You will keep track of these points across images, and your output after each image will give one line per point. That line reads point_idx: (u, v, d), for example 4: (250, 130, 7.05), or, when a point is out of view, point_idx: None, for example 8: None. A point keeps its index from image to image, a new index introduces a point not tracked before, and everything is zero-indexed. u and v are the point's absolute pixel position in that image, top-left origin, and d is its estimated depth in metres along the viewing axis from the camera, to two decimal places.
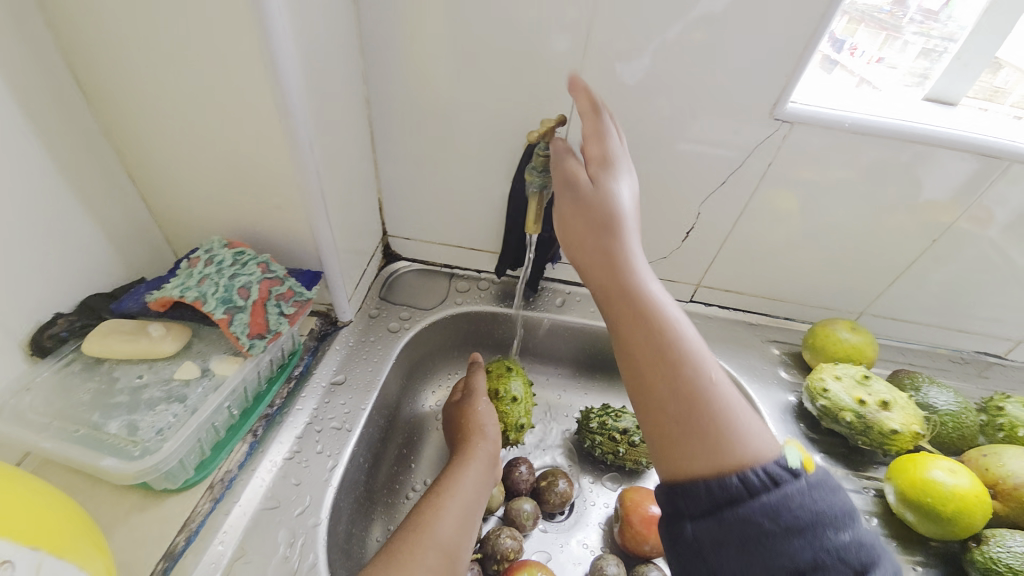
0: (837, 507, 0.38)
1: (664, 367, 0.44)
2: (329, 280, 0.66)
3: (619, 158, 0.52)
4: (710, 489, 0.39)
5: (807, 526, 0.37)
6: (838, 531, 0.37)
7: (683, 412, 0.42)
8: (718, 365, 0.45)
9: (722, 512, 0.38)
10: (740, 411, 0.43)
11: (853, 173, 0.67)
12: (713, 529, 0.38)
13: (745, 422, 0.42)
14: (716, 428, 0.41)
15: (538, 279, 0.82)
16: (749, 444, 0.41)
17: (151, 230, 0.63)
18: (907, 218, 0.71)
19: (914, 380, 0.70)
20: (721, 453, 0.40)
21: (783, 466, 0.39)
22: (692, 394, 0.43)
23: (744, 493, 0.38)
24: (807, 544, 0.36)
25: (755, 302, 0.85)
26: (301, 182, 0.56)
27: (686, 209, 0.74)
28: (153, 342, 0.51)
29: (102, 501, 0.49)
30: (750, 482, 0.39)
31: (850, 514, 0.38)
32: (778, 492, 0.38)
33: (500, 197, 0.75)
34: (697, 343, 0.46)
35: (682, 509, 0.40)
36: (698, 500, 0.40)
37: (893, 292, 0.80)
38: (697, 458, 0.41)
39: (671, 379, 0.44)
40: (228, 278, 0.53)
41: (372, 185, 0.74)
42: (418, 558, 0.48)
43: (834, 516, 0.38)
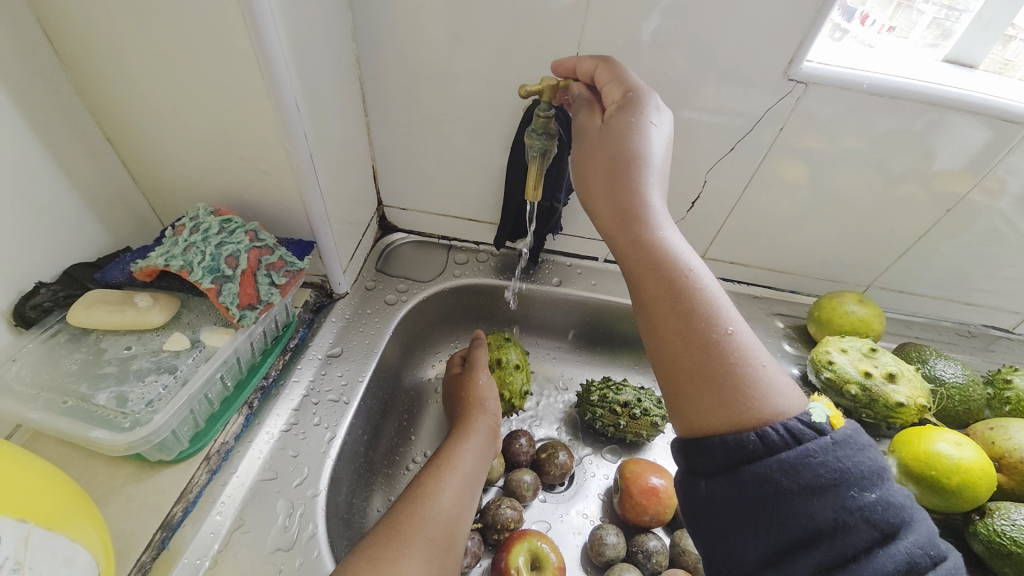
0: (863, 466, 0.37)
1: (682, 319, 0.44)
2: (322, 250, 0.64)
3: (644, 101, 0.49)
4: (725, 447, 0.39)
5: (828, 486, 0.36)
6: (863, 491, 0.36)
7: (700, 366, 0.42)
8: (739, 319, 0.44)
9: (739, 469, 0.38)
10: (759, 364, 0.42)
11: (870, 139, 0.64)
12: (729, 486, 0.38)
13: (766, 378, 0.41)
14: (735, 382, 0.41)
15: (538, 250, 0.79)
16: (768, 403, 0.40)
17: (135, 198, 0.60)
18: (923, 187, 0.68)
19: (922, 353, 0.68)
20: (738, 411, 0.40)
21: (804, 425, 0.38)
22: (709, 350, 0.42)
23: (762, 452, 0.38)
24: (828, 504, 0.36)
25: (760, 274, 0.83)
26: (289, 146, 0.53)
27: (693, 178, 0.71)
28: (140, 313, 0.50)
29: (97, 472, 0.49)
30: (768, 438, 0.38)
31: (878, 474, 0.37)
32: (798, 451, 0.37)
33: (498, 165, 0.72)
34: (718, 296, 0.45)
35: (697, 468, 0.41)
36: (714, 457, 0.39)
37: (902, 265, 0.78)
38: (714, 415, 0.40)
39: (688, 337, 0.43)
40: (215, 246, 0.50)
41: (366, 152, 0.71)
42: (419, 529, 0.48)
43: (859, 474, 0.37)
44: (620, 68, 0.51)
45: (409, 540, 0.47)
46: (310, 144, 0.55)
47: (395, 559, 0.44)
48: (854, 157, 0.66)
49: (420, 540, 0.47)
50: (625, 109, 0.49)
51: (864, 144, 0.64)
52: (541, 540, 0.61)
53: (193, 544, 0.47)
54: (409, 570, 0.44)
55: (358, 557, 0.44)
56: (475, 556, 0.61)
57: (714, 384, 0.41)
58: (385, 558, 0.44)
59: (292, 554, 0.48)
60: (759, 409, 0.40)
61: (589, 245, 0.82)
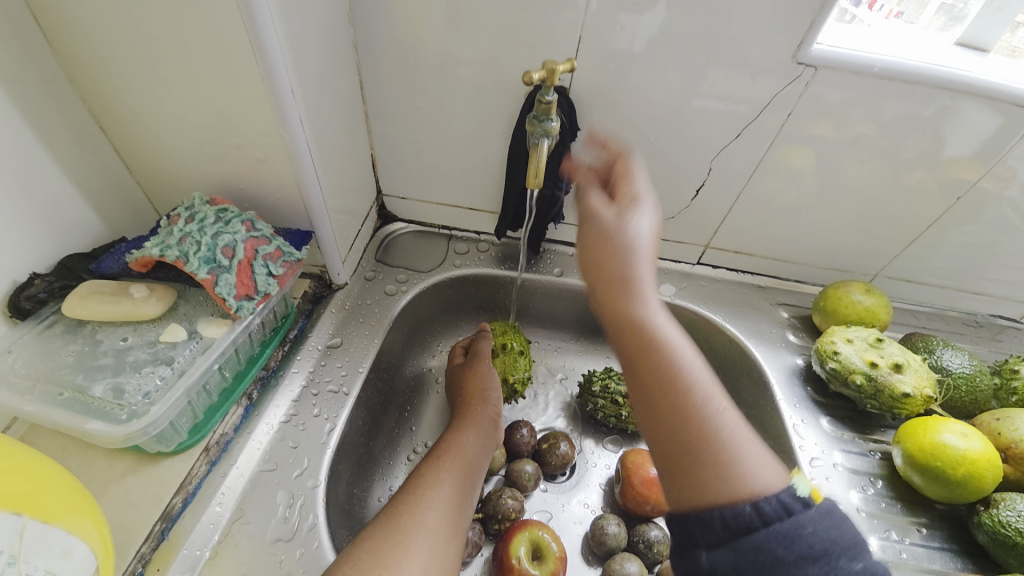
0: (849, 534, 0.38)
1: (676, 402, 0.42)
2: (320, 240, 0.63)
3: (645, 198, 0.49)
4: (723, 520, 0.38)
5: (821, 554, 0.36)
6: (851, 558, 0.36)
7: (695, 450, 0.41)
8: (726, 401, 0.43)
9: (737, 542, 0.37)
10: (749, 441, 0.41)
11: (881, 125, 0.62)
12: (727, 556, 0.37)
13: (757, 454, 0.41)
14: (727, 458, 0.40)
15: (539, 240, 0.78)
16: (763, 474, 0.39)
17: (129, 186, 0.59)
18: (934, 174, 0.66)
19: (928, 344, 0.68)
20: (737, 482, 0.39)
21: (794, 495, 0.38)
22: (703, 429, 0.41)
23: (757, 523, 0.37)
24: (823, 571, 0.35)
25: (765, 263, 0.81)
26: (285, 134, 0.52)
27: (697, 165, 0.69)
28: (136, 304, 0.49)
29: (96, 463, 0.48)
30: (763, 510, 0.38)
31: (863, 541, 0.38)
32: (790, 522, 0.37)
33: (499, 153, 0.71)
34: (706, 376, 0.44)
35: (694, 535, 0.39)
36: (711, 530, 0.38)
37: (910, 254, 0.76)
38: (710, 490, 0.39)
39: (682, 418, 0.42)
40: (211, 236, 0.49)
41: (364, 139, 0.70)
42: (420, 520, 0.48)
43: (846, 544, 0.37)
44: (633, 169, 0.52)
45: (409, 531, 0.46)
46: (306, 131, 0.54)
47: (396, 551, 0.44)
48: (863, 144, 0.64)
49: (421, 531, 0.47)
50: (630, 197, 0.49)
51: (875, 129, 0.63)
52: (542, 531, 0.61)
53: (193, 536, 0.47)
54: (411, 561, 0.44)
55: (360, 548, 0.44)
56: (476, 545, 0.62)
57: (712, 452, 0.40)
58: (387, 550, 0.44)
59: (292, 544, 0.48)
60: (756, 478, 0.39)
61: None
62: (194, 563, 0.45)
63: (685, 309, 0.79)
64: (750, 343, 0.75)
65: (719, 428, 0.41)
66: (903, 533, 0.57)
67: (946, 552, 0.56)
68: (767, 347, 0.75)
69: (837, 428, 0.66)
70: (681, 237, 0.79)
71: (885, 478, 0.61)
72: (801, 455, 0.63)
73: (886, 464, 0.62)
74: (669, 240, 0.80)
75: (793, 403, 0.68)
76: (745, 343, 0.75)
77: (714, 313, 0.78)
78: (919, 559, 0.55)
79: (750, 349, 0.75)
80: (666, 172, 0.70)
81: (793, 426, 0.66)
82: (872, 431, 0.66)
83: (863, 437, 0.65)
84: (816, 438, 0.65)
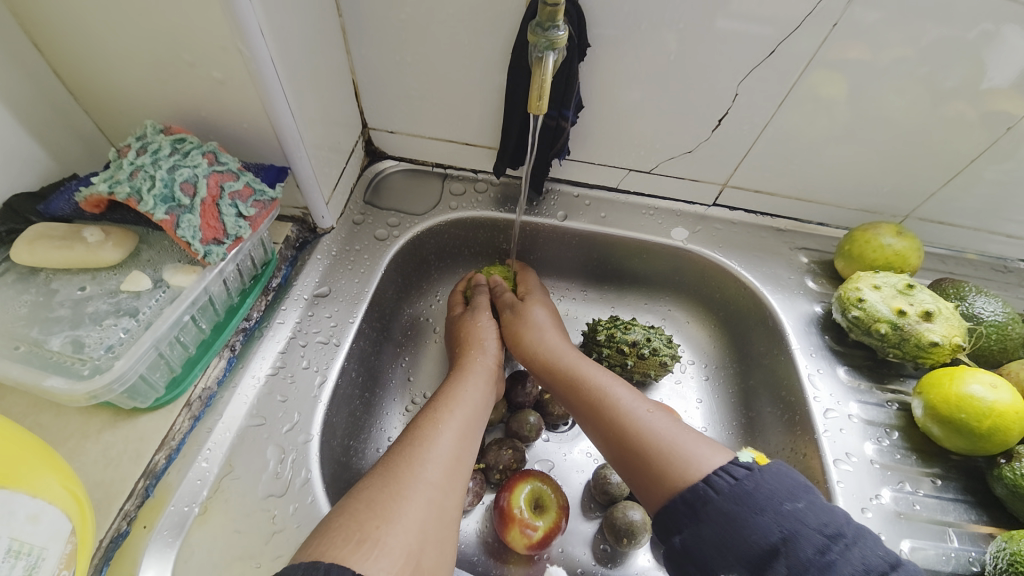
0: (788, 482, 0.42)
1: (626, 439, 0.50)
2: (298, 177, 0.57)
3: (531, 289, 0.68)
4: (682, 499, 0.43)
5: (766, 504, 0.40)
6: (793, 499, 0.40)
7: (648, 458, 0.47)
8: (649, 402, 0.52)
9: (696, 514, 0.42)
10: (682, 430, 0.48)
11: (920, 48, 0.54)
12: (693, 530, 0.42)
13: (692, 440, 0.47)
14: (673, 452, 0.46)
15: (543, 179, 0.71)
16: (708, 457, 0.45)
17: (77, 115, 0.52)
18: (979, 104, 0.58)
19: (960, 291, 0.63)
20: (686, 466, 0.45)
21: (732, 464, 0.44)
22: (640, 430, 0.49)
23: (707, 493, 0.42)
24: (773, 520, 0.40)
25: (788, 204, 0.75)
26: (244, 49, 0.44)
27: (722, 91, 0.60)
28: (91, 249, 0.44)
29: (71, 419, 0.46)
30: (710, 480, 0.43)
31: (801, 484, 0.42)
32: (735, 484, 0.42)
33: (497, 77, 0.62)
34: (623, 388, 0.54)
35: (668, 524, 0.44)
36: (677, 514, 0.43)
37: (949, 193, 0.69)
38: (668, 480, 0.45)
39: (633, 444, 0.49)
40: (167, 171, 0.43)
41: (342, 61, 0.61)
42: (418, 471, 0.45)
43: (788, 489, 0.41)
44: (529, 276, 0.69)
45: (407, 482, 0.44)
46: (269, 45, 0.45)
47: (394, 502, 0.42)
48: (904, 70, 0.56)
49: (419, 482, 0.44)
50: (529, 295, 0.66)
51: (912, 54, 0.54)
52: (543, 482, 0.60)
53: (180, 491, 0.45)
54: (409, 513, 0.42)
55: (355, 500, 0.42)
56: (477, 495, 0.61)
57: (659, 448, 0.47)
58: (383, 501, 0.42)
59: (285, 499, 0.47)
60: (701, 461, 0.45)
61: (599, 172, 0.74)
62: (182, 519, 0.44)
63: (698, 255, 0.74)
64: (766, 291, 0.70)
65: (657, 425, 0.49)
66: (915, 484, 0.56)
67: (960, 503, 0.55)
68: (783, 295, 0.70)
69: (853, 378, 0.63)
70: (697, 175, 0.72)
71: (902, 429, 0.59)
72: (815, 406, 0.61)
73: (903, 415, 0.60)
74: (683, 178, 0.73)
75: (809, 353, 0.65)
76: (761, 291, 0.70)
77: (729, 258, 0.73)
78: (932, 510, 0.54)
79: (765, 297, 0.70)
80: (685, 100, 0.62)
81: (809, 377, 0.63)
82: (891, 380, 0.63)
83: (880, 387, 0.63)
84: (831, 389, 0.62)
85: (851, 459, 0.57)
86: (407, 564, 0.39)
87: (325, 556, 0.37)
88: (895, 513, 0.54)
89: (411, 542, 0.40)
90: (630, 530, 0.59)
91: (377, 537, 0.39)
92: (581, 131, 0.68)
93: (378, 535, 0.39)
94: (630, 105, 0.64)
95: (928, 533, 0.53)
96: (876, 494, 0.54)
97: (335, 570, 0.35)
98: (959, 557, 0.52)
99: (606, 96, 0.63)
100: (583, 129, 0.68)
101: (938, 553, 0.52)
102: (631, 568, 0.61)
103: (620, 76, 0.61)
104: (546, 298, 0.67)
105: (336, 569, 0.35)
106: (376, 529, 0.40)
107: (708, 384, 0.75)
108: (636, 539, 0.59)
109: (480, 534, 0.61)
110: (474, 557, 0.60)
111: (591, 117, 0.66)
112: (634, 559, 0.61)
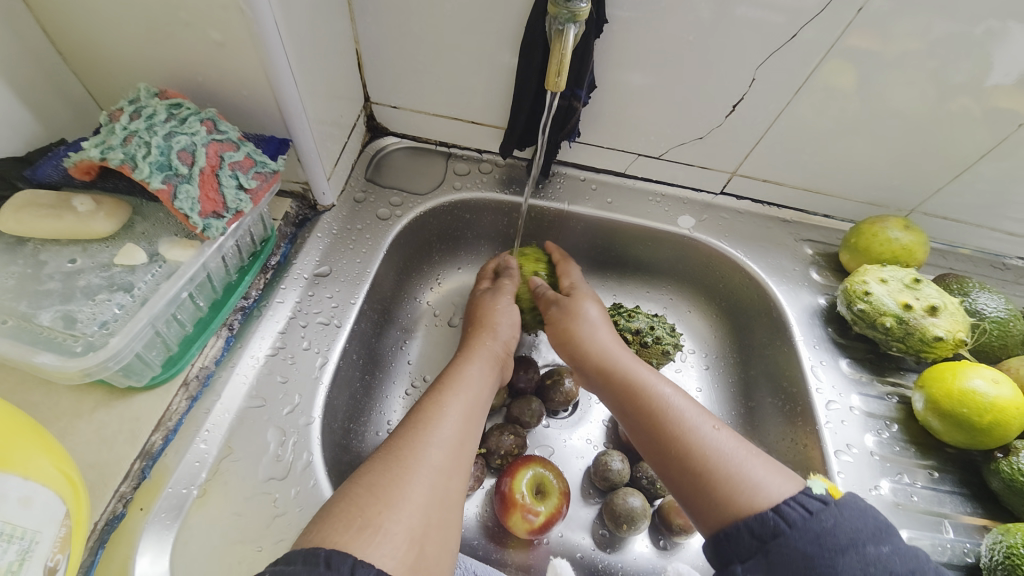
0: (871, 523, 0.40)
1: (685, 454, 0.47)
2: (300, 150, 0.54)
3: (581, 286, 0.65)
4: (751, 530, 0.41)
5: (848, 545, 0.38)
6: (876, 543, 0.39)
7: (709, 479, 0.45)
8: (712, 419, 0.50)
9: (766, 547, 0.40)
10: (748, 453, 0.46)
11: (931, 41, 0.53)
12: (762, 564, 0.39)
13: (760, 466, 0.45)
14: (738, 476, 0.44)
15: (550, 161, 0.70)
16: (777, 486, 0.43)
17: (64, 76, 0.49)
18: (982, 100, 0.57)
19: (963, 286, 0.63)
20: (754, 493, 0.43)
21: (808, 495, 0.42)
22: (702, 447, 0.47)
23: (780, 525, 0.40)
24: (856, 563, 0.38)
25: (795, 195, 0.74)
26: (247, 9, 0.41)
27: (740, 75, 0.59)
28: (81, 220, 0.41)
29: (62, 397, 0.44)
30: (785, 513, 0.40)
31: (884, 527, 0.40)
32: (812, 519, 0.40)
33: (510, 53, 0.59)
34: (684, 399, 0.52)
35: (728, 552, 0.41)
36: (742, 545, 0.41)
37: (955, 188, 0.68)
38: (729, 505, 0.43)
39: (693, 460, 0.47)
40: (163, 137, 0.41)
41: (346, 29, 0.58)
42: (421, 454, 0.44)
43: (869, 530, 0.39)
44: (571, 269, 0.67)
45: (410, 466, 0.43)
46: (273, 6, 0.43)
47: (396, 487, 0.41)
48: (916, 63, 0.55)
49: (422, 466, 0.43)
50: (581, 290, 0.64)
51: (923, 48, 0.53)
52: (546, 467, 0.60)
53: (178, 473, 0.43)
54: (412, 497, 0.41)
55: (356, 485, 0.41)
56: (478, 480, 0.61)
57: (723, 470, 0.45)
58: (385, 486, 0.41)
59: (287, 483, 0.46)
60: (771, 490, 0.43)
61: (607, 156, 0.72)
62: (181, 502, 0.42)
63: (705, 244, 0.73)
64: (771, 282, 0.70)
65: (720, 446, 0.47)
66: (913, 476, 0.57)
67: (955, 495, 0.56)
68: (788, 286, 0.70)
69: (855, 370, 0.63)
70: (707, 162, 0.71)
71: (901, 422, 0.60)
72: (817, 398, 0.61)
73: (902, 408, 0.61)
74: (693, 165, 0.71)
75: (813, 345, 0.65)
76: (766, 282, 0.70)
77: (735, 248, 0.72)
78: (929, 501, 0.55)
79: (769, 287, 0.70)
80: (700, 84, 0.60)
81: (811, 368, 0.63)
82: (891, 373, 0.63)
83: (880, 379, 0.63)
84: (833, 380, 0.62)
85: (852, 451, 0.57)
86: (410, 549, 0.38)
87: (325, 543, 0.36)
88: (893, 503, 0.55)
89: (415, 527, 0.39)
90: (630, 516, 0.59)
91: (379, 524, 0.38)
92: (592, 113, 0.66)
93: (380, 521, 0.38)
94: (644, 87, 0.62)
95: (924, 524, 0.54)
96: (875, 485, 0.55)
97: (336, 558, 0.34)
98: (954, 548, 0.53)
99: (620, 77, 0.61)
100: (594, 111, 0.66)
101: (934, 543, 0.53)
102: (629, 553, 0.61)
103: (636, 55, 0.58)
104: (591, 292, 0.64)
105: (336, 557, 0.34)
106: (378, 516, 0.39)
107: (709, 374, 0.75)
108: (636, 525, 0.59)
109: (481, 518, 0.61)
110: (475, 541, 0.60)
111: (604, 99, 0.64)
112: (633, 544, 0.62)
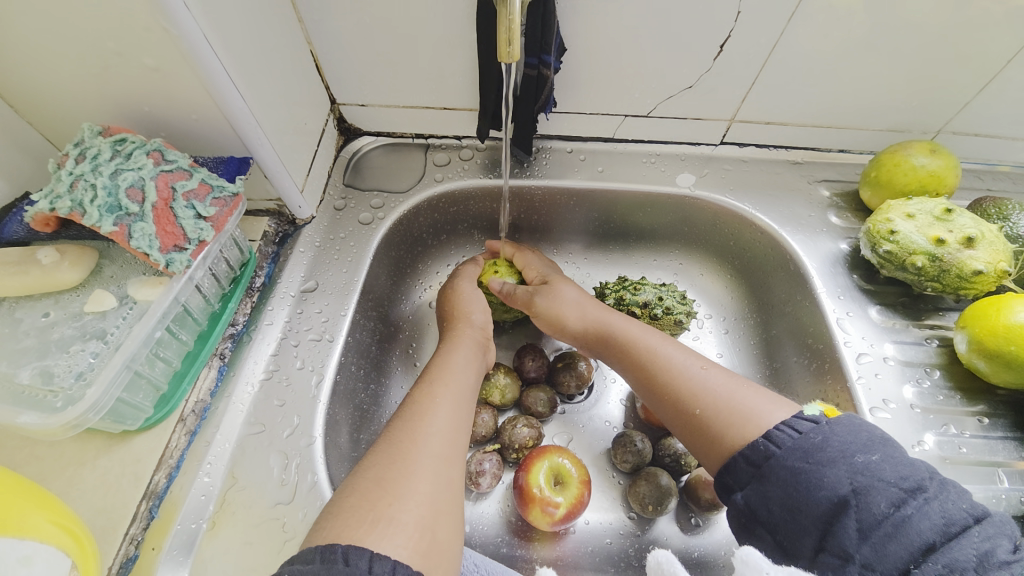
0: (862, 435, 0.38)
1: (678, 402, 0.47)
2: (264, 167, 0.52)
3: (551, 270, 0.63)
4: (745, 457, 0.41)
5: (837, 457, 0.37)
6: (866, 452, 0.37)
7: (704, 420, 0.45)
8: (697, 362, 0.49)
9: (761, 471, 0.39)
10: (731, 388, 0.45)
11: None
12: (757, 487, 0.40)
13: (750, 398, 0.44)
14: (730, 411, 0.43)
15: (530, 137, 0.65)
16: (770, 412, 0.42)
17: (21, 129, 0.48)
18: None
19: (1003, 209, 0.57)
20: (745, 423, 0.42)
21: (798, 418, 0.41)
22: (693, 392, 0.47)
23: (770, 448, 0.40)
24: (843, 472, 0.37)
25: (804, 134, 0.67)
26: (170, 26, 0.39)
27: (720, 12, 0.53)
28: (48, 271, 0.41)
29: (66, 447, 0.44)
30: (776, 438, 0.40)
31: (878, 437, 0.38)
32: (801, 438, 0.39)
33: (468, 29, 0.55)
34: (662, 351, 0.51)
35: (728, 482, 0.42)
36: (739, 472, 0.41)
37: (985, 101, 0.61)
38: (726, 444, 0.42)
39: (684, 405, 0.47)
40: (109, 176, 0.40)
41: (296, 32, 0.55)
42: (420, 445, 0.41)
43: (861, 441, 0.38)
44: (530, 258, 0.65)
45: (412, 457, 0.40)
46: (199, 19, 0.40)
47: (402, 476, 0.39)
48: None
49: (424, 455, 0.41)
50: (552, 271, 0.63)
51: None
52: (562, 457, 0.57)
53: (186, 508, 0.44)
54: (418, 486, 0.38)
55: (364, 479, 0.39)
56: (495, 476, 0.59)
57: (714, 406, 0.44)
58: (401, 475, 0.39)
59: (293, 506, 0.45)
60: (760, 417, 0.42)
61: (591, 122, 0.68)
62: (192, 536, 0.43)
63: (709, 202, 0.68)
64: (786, 232, 0.64)
65: (707, 381, 0.47)
66: (960, 425, 0.52)
67: (1009, 441, 0.51)
68: (805, 235, 0.64)
69: (887, 317, 0.58)
70: (700, 113, 0.65)
71: (943, 367, 0.55)
72: (846, 352, 0.56)
73: (944, 352, 0.56)
74: (686, 118, 0.66)
75: (836, 295, 0.60)
76: (779, 233, 0.64)
77: (743, 202, 0.67)
78: (980, 450, 0.51)
79: (783, 239, 0.64)
80: (678, 28, 0.55)
81: (838, 321, 0.58)
82: (930, 316, 0.58)
83: (918, 324, 0.58)
84: (862, 331, 0.57)
85: (889, 406, 0.53)
86: (422, 537, 0.36)
87: (342, 537, 0.35)
88: (940, 458, 0.50)
89: (422, 514, 0.37)
90: (657, 495, 0.57)
91: (390, 516, 0.36)
92: (567, 79, 0.61)
93: (392, 513, 0.36)
94: (617, 44, 0.57)
95: (978, 477, 0.49)
96: (919, 441, 0.51)
97: (354, 552, 0.33)
98: (1011, 498, 0.48)
99: (590, 35, 0.56)
100: (568, 76, 0.61)
101: (988, 495, 0.48)
102: (660, 533, 0.59)
103: (604, 7, 0.53)
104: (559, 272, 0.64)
105: (354, 552, 0.33)
106: (389, 507, 0.37)
107: (729, 337, 0.71)
108: (664, 504, 0.57)
109: (502, 514, 0.60)
110: (498, 538, 0.59)
111: (578, 62, 0.59)
112: (663, 524, 0.59)
